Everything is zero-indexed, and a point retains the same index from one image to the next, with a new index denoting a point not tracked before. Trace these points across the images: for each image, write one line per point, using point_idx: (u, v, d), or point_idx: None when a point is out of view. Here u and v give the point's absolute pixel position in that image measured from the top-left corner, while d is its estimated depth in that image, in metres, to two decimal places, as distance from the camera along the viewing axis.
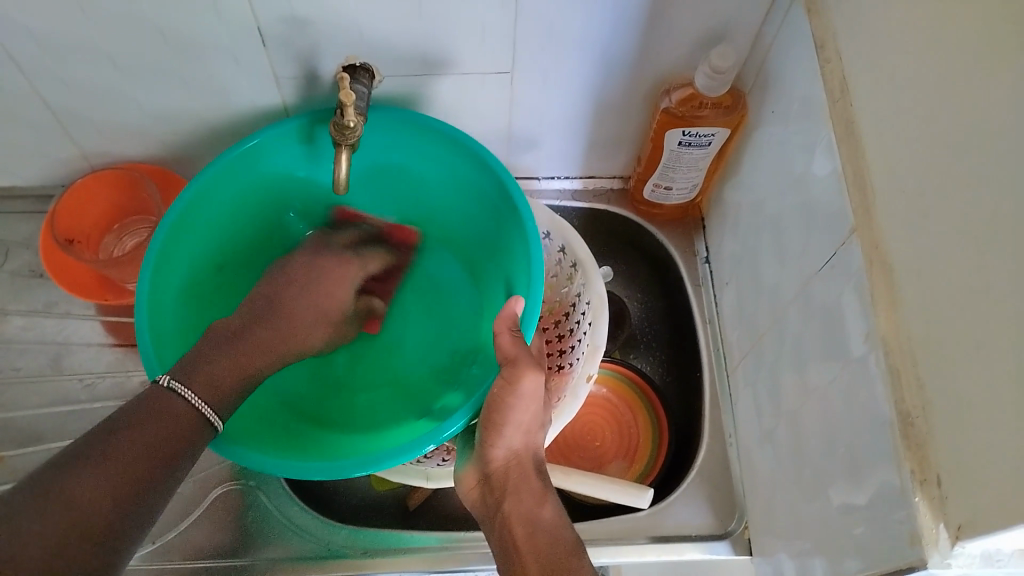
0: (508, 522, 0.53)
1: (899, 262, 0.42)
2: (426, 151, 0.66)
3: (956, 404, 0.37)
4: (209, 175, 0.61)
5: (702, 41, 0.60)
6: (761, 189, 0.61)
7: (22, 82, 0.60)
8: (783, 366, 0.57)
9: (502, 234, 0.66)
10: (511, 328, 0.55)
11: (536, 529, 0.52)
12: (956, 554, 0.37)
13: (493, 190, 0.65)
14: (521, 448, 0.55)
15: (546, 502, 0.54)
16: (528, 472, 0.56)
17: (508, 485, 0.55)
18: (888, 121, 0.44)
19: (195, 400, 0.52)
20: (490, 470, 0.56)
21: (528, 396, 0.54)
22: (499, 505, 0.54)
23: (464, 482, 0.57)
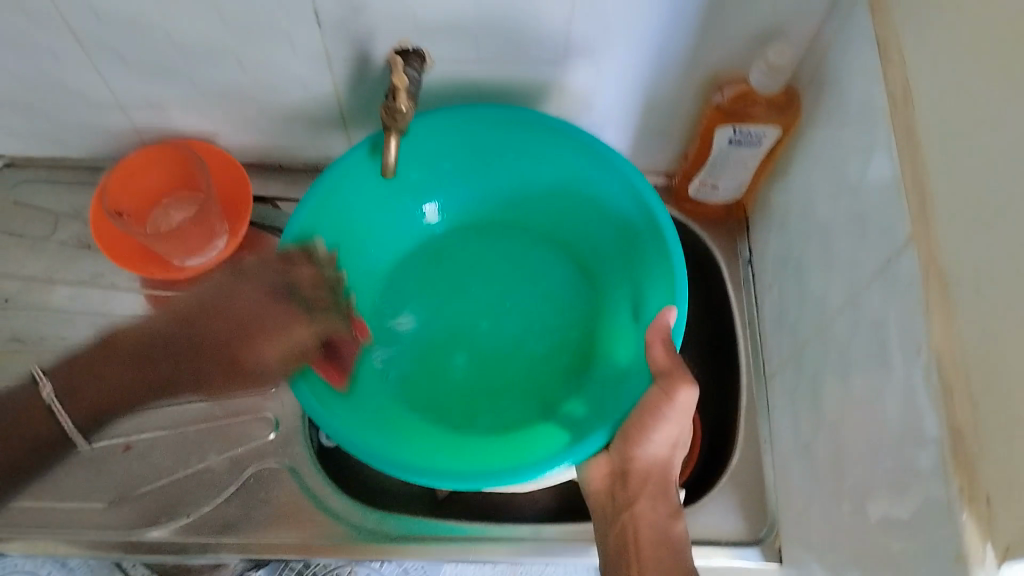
0: (636, 522, 0.56)
1: (955, 270, 0.41)
2: (572, 159, 0.68)
3: (1007, 418, 0.36)
4: (320, 191, 0.65)
5: (758, 39, 0.59)
6: (812, 191, 0.60)
7: (80, 55, 0.61)
8: (826, 373, 0.56)
9: (633, 247, 0.68)
10: (665, 337, 0.56)
11: (659, 538, 0.55)
12: (1002, 574, 0.36)
13: (630, 203, 0.65)
14: (663, 458, 0.58)
15: (676, 516, 0.57)
16: (666, 482, 0.58)
17: (643, 488, 0.57)
18: (949, 125, 0.43)
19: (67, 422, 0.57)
20: (629, 469, 0.57)
21: (682, 409, 0.56)
22: (628, 504, 0.57)
23: (593, 471, 0.59)
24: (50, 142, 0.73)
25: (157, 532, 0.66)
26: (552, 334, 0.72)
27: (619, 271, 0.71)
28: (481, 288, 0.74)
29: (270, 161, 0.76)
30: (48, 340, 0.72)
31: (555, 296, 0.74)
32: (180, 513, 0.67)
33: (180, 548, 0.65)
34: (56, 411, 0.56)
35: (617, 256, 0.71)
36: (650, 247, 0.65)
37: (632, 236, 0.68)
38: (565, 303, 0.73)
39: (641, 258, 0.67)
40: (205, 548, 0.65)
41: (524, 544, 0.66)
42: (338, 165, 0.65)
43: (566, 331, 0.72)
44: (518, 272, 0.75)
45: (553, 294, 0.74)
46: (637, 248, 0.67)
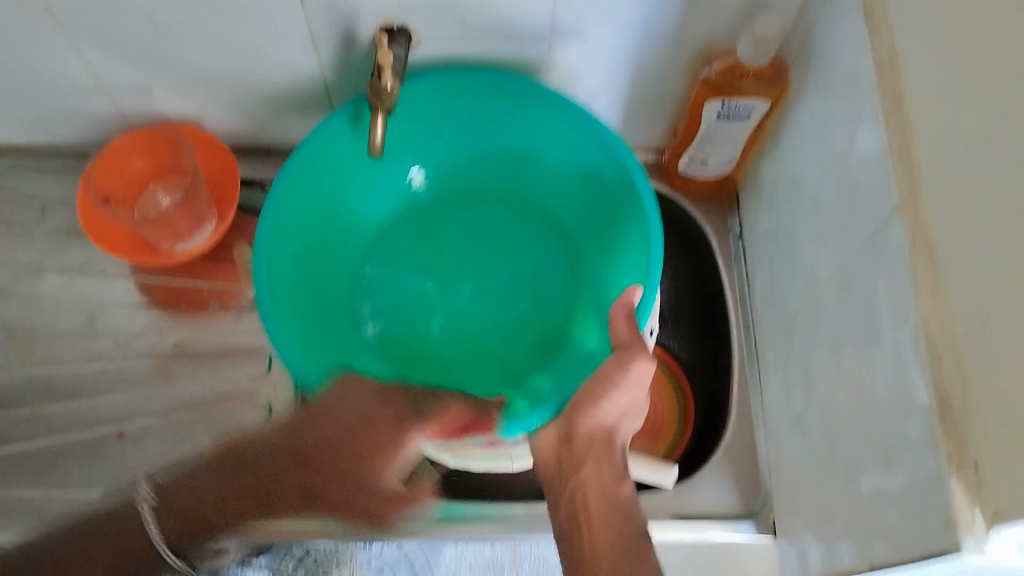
0: (584, 489, 0.56)
1: (942, 238, 0.41)
2: (554, 126, 0.67)
3: (994, 383, 0.36)
4: (295, 166, 0.63)
5: (745, 12, 0.59)
6: (801, 164, 0.60)
7: (62, 40, 0.60)
8: (816, 346, 0.56)
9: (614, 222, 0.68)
10: (629, 313, 0.57)
11: (609, 508, 0.55)
12: (991, 539, 0.36)
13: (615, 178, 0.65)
14: (611, 425, 0.58)
15: (624, 482, 0.57)
16: (611, 445, 0.58)
17: (589, 454, 0.57)
18: (935, 92, 0.42)
19: (155, 532, 0.53)
20: (574, 434, 0.58)
21: (636, 380, 0.55)
22: (574, 472, 0.57)
23: (542, 438, 0.59)
24: (35, 129, 0.72)
25: None
26: (528, 299, 0.72)
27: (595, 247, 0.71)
28: (459, 251, 0.74)
29: (258, 145, 0.76)
30: (38, 328, 0.72)
31: (533, 261, 0.74)
32: None
33: None
34: (159, 544, 0.53)
35: (596, 226, 0.71)
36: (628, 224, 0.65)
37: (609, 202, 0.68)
38: (543, 270, 0.73)
39: (619, 225, 0.67)
40: None
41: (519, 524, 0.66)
42: (311, 140, 0.63)
43: (544, 298, 0.72)
44: (496, 237, 0.75)
45: (530, 259, 0.74)
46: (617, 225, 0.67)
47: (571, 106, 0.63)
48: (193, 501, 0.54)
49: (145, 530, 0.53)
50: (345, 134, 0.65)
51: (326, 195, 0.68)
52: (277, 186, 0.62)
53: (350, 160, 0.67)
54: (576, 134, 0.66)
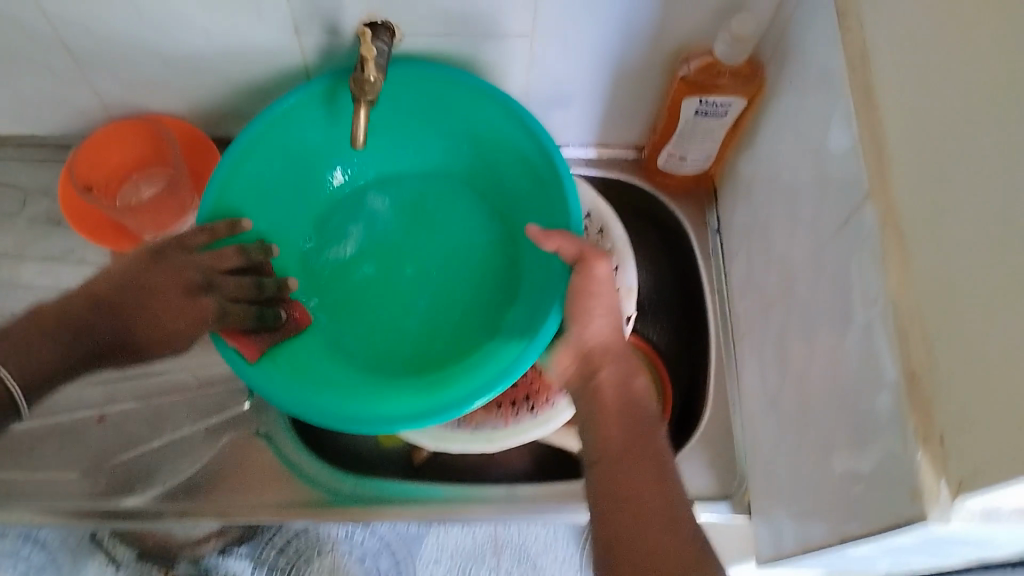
0: (603, 386, 0.55)
1: (912, 226, 0.43)
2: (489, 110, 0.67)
3: (960, 361, 0.38)
4: (249, 134, 0.64)
5: (723, 10, 0.61)
6: (775, 158, 0.62)
7: (46, 30, 0.60)
8: (790, 332, 0.58)
9: (546, 196, 0.67)
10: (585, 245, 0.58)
11: (627, 401, 0.55)
12: (956, 509, 0.38)
13: (542, 157, 0.65)
14: (615, 334, 0.58)
15: (639, 374, 0.57)
16: (625, 350, 0.58)
17: (605, 354, 0.57)
18: (904, 89, 0.44)
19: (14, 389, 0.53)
20: (588, 346, 0.57)
21: (607, 282, 0.57)
22: (595, 372, 0.56)
23: (559, 358, 0.58)
24: (16, 118, 0.72)
25: (134, 500, 0.66)
26: (465, 302, 0.70)
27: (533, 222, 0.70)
28: (399, 240, 0.73)
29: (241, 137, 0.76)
30: (18, 316, 0.72)
31: (473, 265, 0.71)
32: (157, 482, 0.67)
33: (158, 514, 0.66)
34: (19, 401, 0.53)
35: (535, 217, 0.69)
36: (557, 198, 0.65)
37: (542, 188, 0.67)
38: (478, 275, 0.71)
39: (552, 210, 0.66)
40: (181, 516, 0.66)
41: (500, 504, 0.68)
42: (275, 109, 0.64)
43: (480, 300, 0.69)
44: (437, 240, 0.73)
45: (472, 264, 0.71)
46: (548, 201, 0.66)
47: (495, 92, 0.65)
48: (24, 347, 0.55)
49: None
50: (309, 107, 0.66)
51: (274, 170, 0.68)
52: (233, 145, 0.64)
53: (288, 142, 0.68)
54: (507, 122, 0.67)
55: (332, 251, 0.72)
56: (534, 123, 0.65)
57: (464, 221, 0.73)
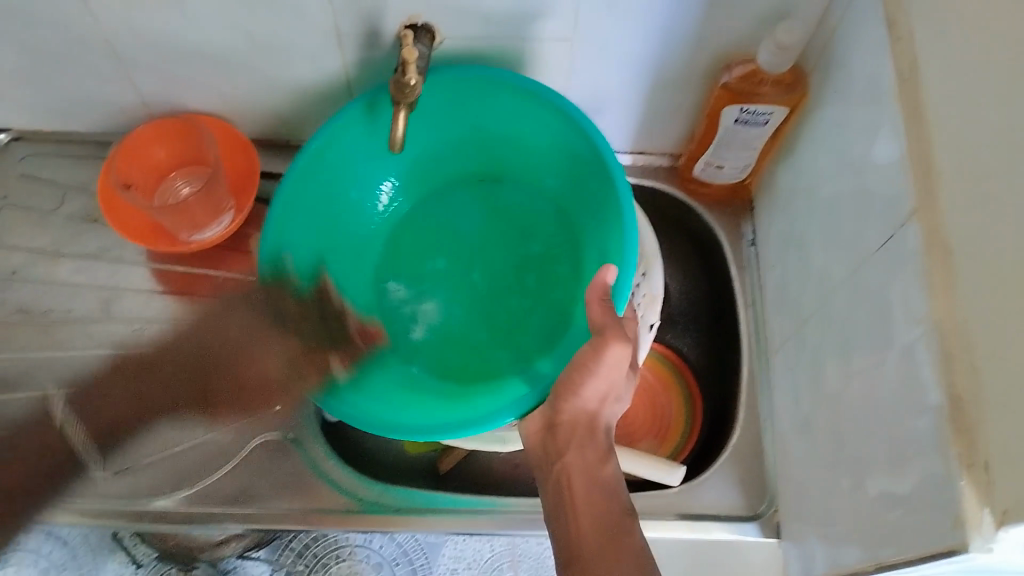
0: (567, 473, 0.53)
1: (959, 243, 0.42)
2: (518, 105, 0.67)
3: (1008, 385, 0.37)
4: (293, 173, 0.64)
5: (765, 19, 0.60)
6: (816, 170, 0.61)
7: (90, 28, 0.61)
8: (827, 350, 0.57)
9: (592, 192, 0.67)
10: (602, 296, 0.55)
11: (594, 486, 0.52)
12: (999, 539, 0.37)
13: (589, 151, 0.65)
14: (593, 411, 0.55)
15: (607, 462, 0.54)
16: (595, 428, 0.55)
17: (572, 439, 0.55)
18: (955, 100, 0.43)
19: None
20: (558, 421, 0.55)
21: (612, 363, 0.53)
22: (559, 456, 0.54)
23: (528, 426, 0.57)
24: (58, 115, 0.73)
25: (163, 501, 0.66)
26: (526, 289, 0.71)
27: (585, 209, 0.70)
28: (461, 237, 0.74)
29: (278, 137, 0.77)
30: (54, 311, 0.73)
31: (537, 236, 0.73)
32: (185, 483, 0.67)
33: (187, 518, 0.66)
34: None
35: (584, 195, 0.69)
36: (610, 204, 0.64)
37: (586, 173, 0.67)
38: (553, 242, 0.73)
39: (601, 201, 0.66)
40: (208, 519, 0.66)
41: (524, 517, 0.67)
42: (316, 139, 0.64)
43: (552, 271, 0.71)
44: (496, 216, 0.75)
45: (538, 234, 0.73)
46: (598, 200, 0.67)
47: (545, 92, 0.64)
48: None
49: None
50: (354, 126, 0.66)
51: (325, 208, 0.69)
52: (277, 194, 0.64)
53: (336, 167, 0.68)
54: (554, 121, 0.66)
55: (394, 289, 0.73)
56: (575, 111, 0.63)
57: (520, 206, 0.75)
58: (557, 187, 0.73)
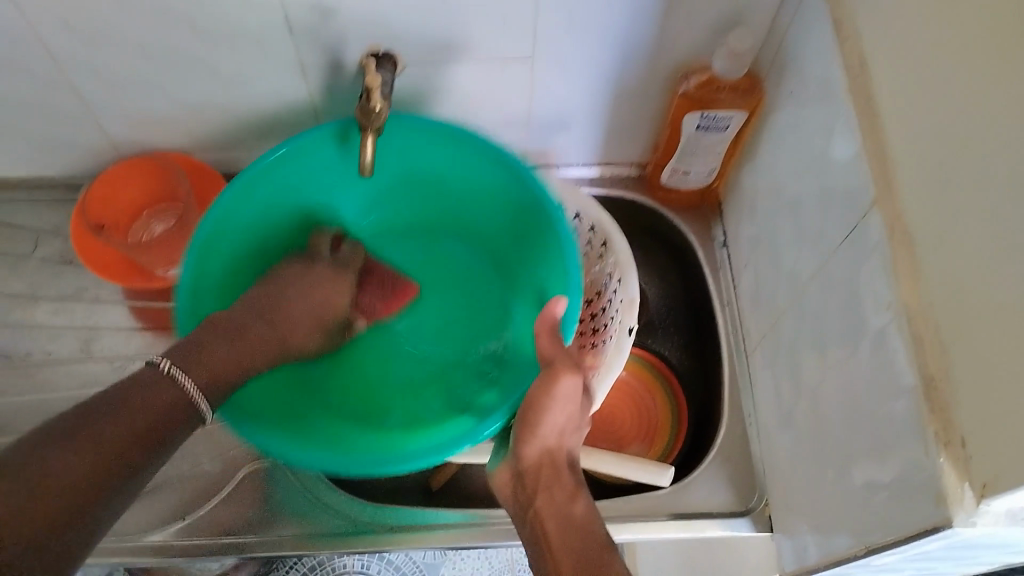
0: (540, 518, 0.54)
1: (921, 230, 0.43)
2: (468, 156, 0.68)
3: (979, 362, 0.38)
4: (242, 186, 0.64)
5: (720, 26, 0.61)
6: (778, 170, 0.62)
7: (54, 72, 0.61)
8: (803, 345, 0.58)
9: (535, 245, 0.70)
10: (551, 328, 0.58)
11: (568, 526, 0.53)
12: (982, 512, 0.38)
13: (533, 202, 0.67)
14: (552, 445, 0.56)
15: (578, 499, 0.55)
16: (559, 469, 0.56)
17: (540, 483, 0.55)
18: (908, 94, 0.45)
19: (193, 390, 0.52)
20: (523, 468, 0.56)
21: (563, 398, 0.55)
22: (531, 503, 0.55)
23: (498, 477, 0.58)
24: (26, 161, 0.73)
25: (154, 536, 0.66)
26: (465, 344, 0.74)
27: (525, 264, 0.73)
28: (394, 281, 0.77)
29: None
30: (33, 356, 0.72)
31: (474, 296, 0.76)
32: (177, 517, 0.67)
33: (180, 552, 0.66)
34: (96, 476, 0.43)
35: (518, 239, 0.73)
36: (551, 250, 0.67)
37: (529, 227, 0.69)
38: (478, 296, 0.76)
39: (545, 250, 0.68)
40: (200, 551, 0.66)
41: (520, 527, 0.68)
42: (291, 144, 0.64)
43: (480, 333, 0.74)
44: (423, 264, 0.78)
45: (475, 292, 0.77)
46: (540, 249, 0.69)
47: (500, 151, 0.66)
48: (79, 448, 0.43)
49: (184, 389, 0.51)
50: (323, 149, 0.65)
51: (263, 226, 0.69)
52: (219, 202, 0.63)
53: (290, 187, 0.68)
54: (503, 174, 0.68)
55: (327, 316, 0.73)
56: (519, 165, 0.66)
57: (461, 262, 0.78)
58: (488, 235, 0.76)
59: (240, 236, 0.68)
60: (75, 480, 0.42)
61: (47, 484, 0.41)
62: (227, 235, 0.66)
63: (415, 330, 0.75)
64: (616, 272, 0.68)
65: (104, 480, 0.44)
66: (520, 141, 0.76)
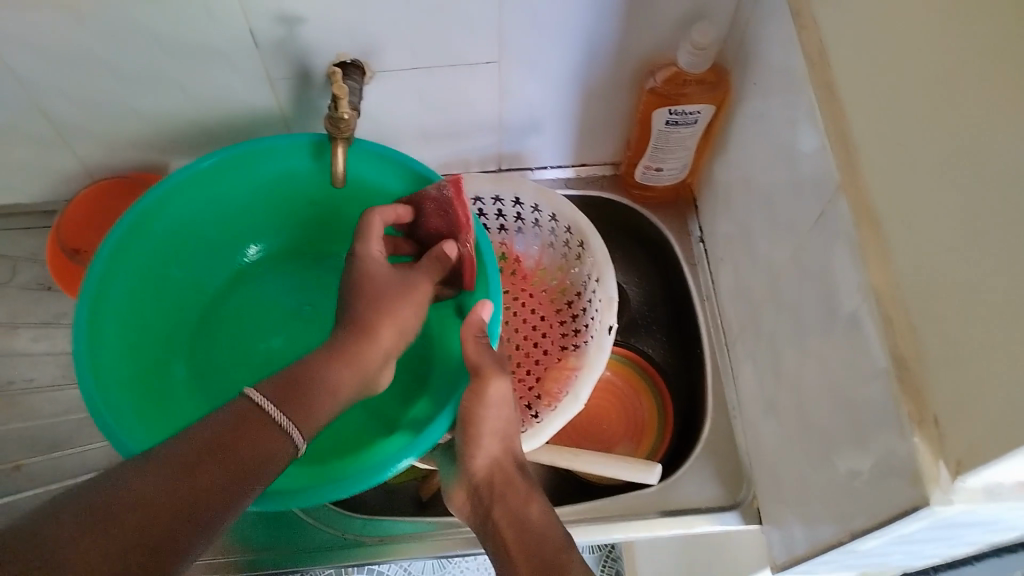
0: (498, 527, 0.57)
1: (885, 212, 0.43)
2: (372, 171, 0.68)
3: (947, 338, 0.38)
4: (156, 193, 0.63)
5: (684, 22, 0.62)
6: (749, 162, 0.62)
7: (23, 97, 0.61)
8: (781, 334, 0.58)
9: None
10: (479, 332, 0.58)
11: (524, 531, 0.56)
12: (958, 489, 0.38)
13: (451, 206, 0.66)
14: (501, 453, 0.59)
15: (532, 502, 0.58)
16: (512, 475, 0.59)
17: (495, 491, 0.58)
18: (865, 77, 0.45)
19: (283, 422, 0.50)
20: (476, 481, 0.59)
21: (496, 402, 0.58)
22: (489, 513, 0.58)
23: (455, 497, 0.61)
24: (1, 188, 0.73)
25: None
26: None
27: None
28: (309, 311, 0.74)
29: None
30: (16, 383, 0.72)
31: None
32: None
33: None
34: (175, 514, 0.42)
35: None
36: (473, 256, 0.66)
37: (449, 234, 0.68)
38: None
39: None
40: (190, 572, 0.66)
41: None
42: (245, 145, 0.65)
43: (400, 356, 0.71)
44: (339, 295, 0.75)
45: None
46: None
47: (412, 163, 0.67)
48: (145, 490, 0.42)
49: (277, 425, 0.49)
50: (262, 157, 0.66)
51: (173, 249, 0.68)
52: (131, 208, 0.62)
53: (203, 204, 0.67)
54: (416, 182, 0.67)
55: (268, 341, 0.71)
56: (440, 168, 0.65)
57: None
58: None
59: (150, 257, 0.66)
60: (146, 517, 0.41)
61: (111, 525, 0.40)
62: (136, 254, 0.64)
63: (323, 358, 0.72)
64: (594, 271, 0.68)
65: (185, 521, 0.43)
66: (493, 147, 0.76)
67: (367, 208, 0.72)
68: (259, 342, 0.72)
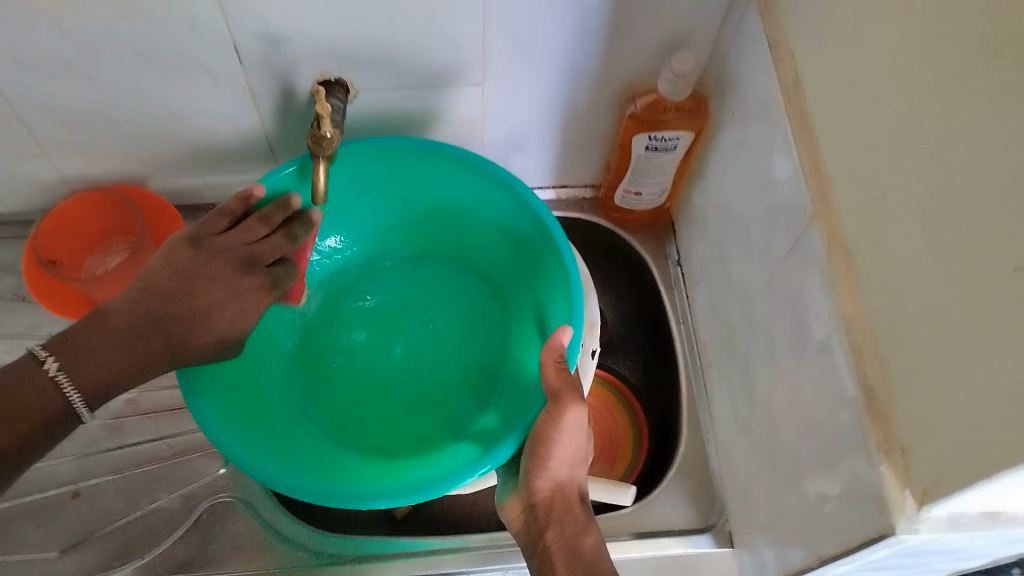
0: (548, 552, 0.54)
1: (857, 245, 0.44)
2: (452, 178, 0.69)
3: (914, 369, 0.38)
4: None
5: (665, 49, 0.63)
6: (726, 188, 0.63)
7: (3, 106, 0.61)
8: (755, 359, 0.59)
9: (527, 263, 0.71)
10: (557, 358, 0.57)
11: (575, 563, 0.53)
12: (923, 519, 0.38)
13: (526, 222, 0.67)
14: (564, 476, 0.56)
15: (587, 534, 0.55)
16: (571, 502, 0.56)
17: (552, 514, 0.55)
18: (839, 113, 0.46)
19: (72, 395, 0.52)
20: (536, 500, 0.56)
21: (572, 429, 0.55)
22: (541, 534, 0.55)
23: (509, 510, 0.58)
24: None
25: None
26: (458, 357, 0.74)
27: (514, 275, 0.74)
28: (385, 303, 0.77)
29: (204, 201, 0.77)
30: None
31: (464, 312, 0.77)
32: (134, 556, 0.67)
33: None
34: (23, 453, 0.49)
35: (508, 260, 0.74)
36: (545, 264, 0.67)
37: (521, 246, 0.70)
38: (465, 307, 0.77)
39: (534, 262, 0.69)
40: None
41: (483, 553, 0.67)
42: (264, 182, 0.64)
43: (470, 351, 0.75)
44: (405, 291, 0.78)
45: (462, 308, 0.77)
46: (527, 264, 0.71)
47: (483, 163, 0.66)
48: None
49: (66, 395, 0.51)
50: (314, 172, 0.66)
51: None
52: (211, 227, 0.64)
53: None
54: (487, 186, 0.68)
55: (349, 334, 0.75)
56: (509, 177, 0.66)
57: (447, 292, 0.78)
58: (475, 255, 0.77)
59: None
60: None
61: None
62: None
63: (408, 353, 0.75)
64: None
65: None
66: None
67: (444, 209, 0.74)
68: (344, 334, 0.75)
